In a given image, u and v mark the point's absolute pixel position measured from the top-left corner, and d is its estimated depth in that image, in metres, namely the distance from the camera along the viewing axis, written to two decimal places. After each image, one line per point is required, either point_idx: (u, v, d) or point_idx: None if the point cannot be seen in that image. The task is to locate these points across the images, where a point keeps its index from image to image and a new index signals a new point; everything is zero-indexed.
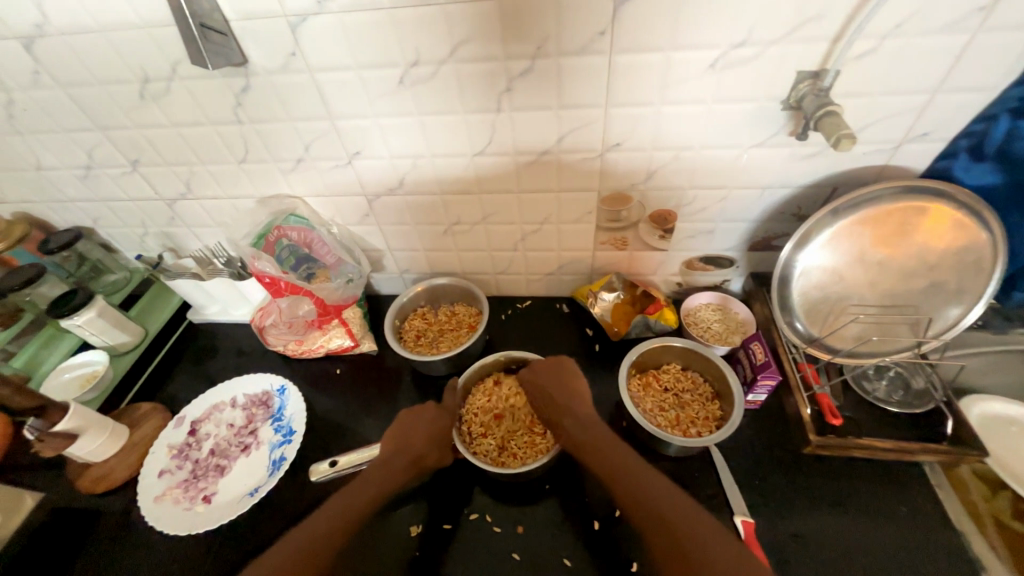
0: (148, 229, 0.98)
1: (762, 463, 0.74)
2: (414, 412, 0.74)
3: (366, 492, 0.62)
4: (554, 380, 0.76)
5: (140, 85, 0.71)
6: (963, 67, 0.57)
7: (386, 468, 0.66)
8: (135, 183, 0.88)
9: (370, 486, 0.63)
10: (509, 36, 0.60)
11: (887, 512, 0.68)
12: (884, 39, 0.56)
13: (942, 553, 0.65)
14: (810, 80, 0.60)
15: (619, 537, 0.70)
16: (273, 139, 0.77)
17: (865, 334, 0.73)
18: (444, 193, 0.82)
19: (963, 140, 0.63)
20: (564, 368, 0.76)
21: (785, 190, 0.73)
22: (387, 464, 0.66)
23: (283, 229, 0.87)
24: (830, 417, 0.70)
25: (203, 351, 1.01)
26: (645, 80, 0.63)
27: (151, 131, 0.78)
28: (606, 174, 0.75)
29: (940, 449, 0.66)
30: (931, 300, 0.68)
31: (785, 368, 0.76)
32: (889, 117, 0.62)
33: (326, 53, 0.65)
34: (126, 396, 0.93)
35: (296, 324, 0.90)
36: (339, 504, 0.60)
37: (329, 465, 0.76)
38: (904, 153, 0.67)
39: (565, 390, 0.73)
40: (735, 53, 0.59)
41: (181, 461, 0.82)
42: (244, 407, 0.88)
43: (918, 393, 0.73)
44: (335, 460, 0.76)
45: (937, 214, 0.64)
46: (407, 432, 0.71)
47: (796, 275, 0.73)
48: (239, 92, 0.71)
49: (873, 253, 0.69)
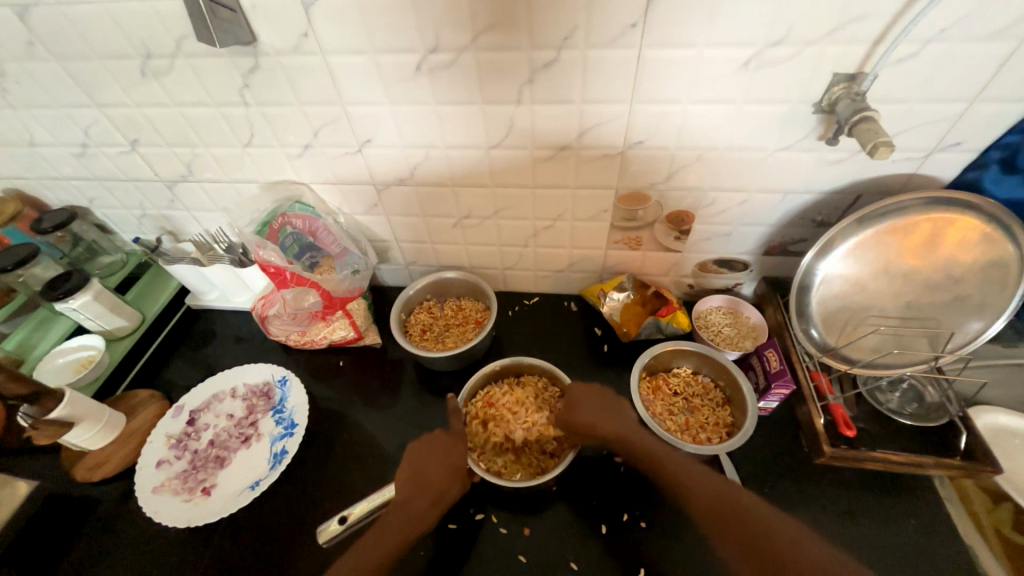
0: (147, 211, 0.94)
1: (771, 470, 0.73)
2: (429, 441, 0.69)
3: (381, 539, 0.58)
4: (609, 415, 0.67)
5: (141, 61, 0.68)
6: (1005, 76, 0.55)
7: (408, 510, 0.62)
8: (134, 163, 0.84)
9: (387, 533, 0.59)
10: (535, 23, 0.57)
11: (895, 524, 0.68)
12: (927, 43, 0.53)
13: (948, 564, 0.65)
14: (845, 83, 0.58)
15: (628, 542, 0.69)
16: (280, 123, 0.74)
17: (884, 347, 0.72)
18: (455, 184, 0.79)
19: (996, 152, 0.61)
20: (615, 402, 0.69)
21: (808, 195, 0.72)
22: (402, 504, 0.62)
23: (287, 216, 0.84)
24: (844, 427, 0.69)
25: (202, 338, 0.99)
26: (674, 76, 0.60)
27: (152, 110, 0.75)
28: (625, 172, 0.73)
29: (954, 464, 0.66)
30: (953, 314, 0.67)
31: (799, 378, 0.75)
32: (924, 125, 0.61)
33: (340, 35, 0.61)
34: (123, 383, 0.91)
35: (300, 314, 0.88)
36: (357, 555, 0.56)
37: (339, 523, 0.63)
38: (934, 162, 0.65)
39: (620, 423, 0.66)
40: (770, 53, 0.56)
41: (179, 451, 0.80)
42: (245, 398, 0.86)
43: (932, 406, 0.72)
44: (344, 516, 0.64)
45: (964, 226, 0.63)
46: (421, 469, 0.66)
47: (817, 283, 0.72)
48: (246, 72, 0.67)
49: (898, 264, 0.68)
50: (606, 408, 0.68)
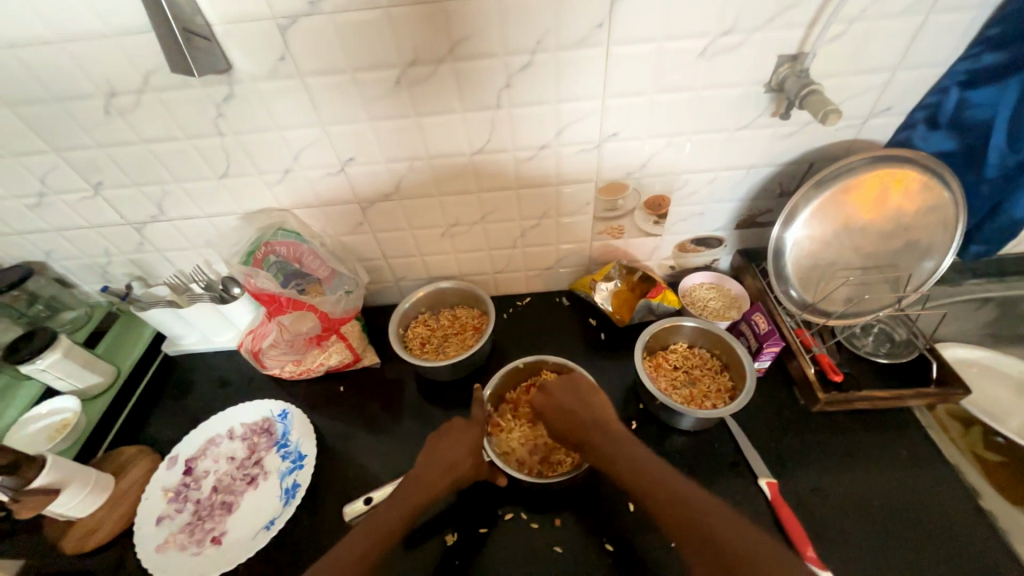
0: (113, 257, 0.89)
1: (775, 426, 0.78)
2: (458, 424, 0.70)
3: (395, 508, 0.60)
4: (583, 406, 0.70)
5: (105, 100, 0.66)
6: (919, 46, 0.63)
7: (423, 478, 0.63)
8: (97, 208, 0.80)
9: (401, 504, 0.60)
10: (509, 29, 0.61)
11: (888, 457, 0.74)
12: (853, 22, 0.61)
13: (943, 485, 0.71)
14: (789, 64, 0.65)
15: (654, 516, 0.72)
16: (259, 150, 0.73)
17: (855, 295, 0.79)
18: (441, 193, 0.81)
19: (921, 112, 0.70)
20: (597, 395, 0.72)
21: (769, 168, 0.78)
22: (421, 477, 0.64)
23: (271, 245, 0.82)
24: (832, 374, 0.75)
25: (186, 384, 0.94)
26: (640, 70, 0.65)
27: (116, 149, 0.72)
28: (603, 165, 0.78)
29: (929, 391, 0.72)
30: (908, 257, 0.76)
31: (785, 335, 0.80)
32: (860, 94, 0.68)
33: (316, 56, 0.63)
34: (104, 443, 0.85)
35: (297, 342, 0.84)
36: (369, 522, 0.58)
37: (364, 503, 0.71)
38: (872, 126, 0.73)
39: (599, 419, 0.68)
40: (723, 41, 0.63)
41: (179, 503, 0.76)
42: (244, 437, 0.83)
43: (902, 343, 0.80)
44: (369, 497, 0.71)
45: (906, 180, 0.71)
46: (443, 442, 0.67)
47: (789, 247, 0.77)
48: (221, 101, 0.67)
49: (855, 219, 0.75)
50: (580, 400, 0.71)
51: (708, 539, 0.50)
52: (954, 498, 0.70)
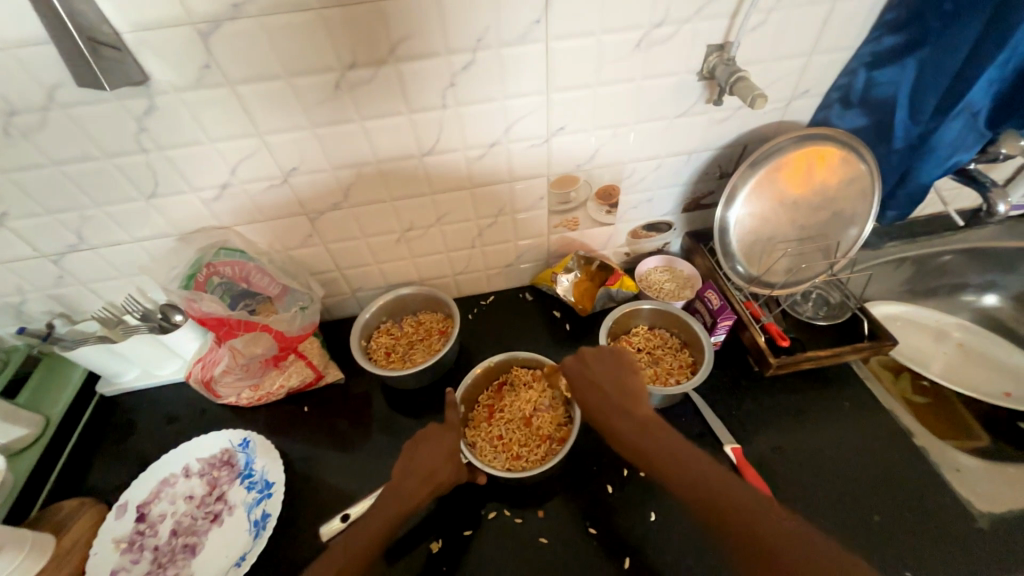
0: (28, 294, 0.80)
1: (734, 394, 0.83)
2: (434, 429, 0.69)
3: (374, 523, 0.58)
4: (617, 381, 0.66)
5: (2, 119, 0.59)
6: (830, 31, 0.69)
7: (400, 489, 0.62)
8: (4, 240, 0.72)
9: (380, 519, 0.59)
10: (448, 28, 0.60)
11: (834, 410, 0.81)
12: (771, 12, 0.66)
13: (882, 427, 0.79)
14: (718, 52, 0.69)
15: (631, 494, 0.74)
16: (189, 165, 0.68)
17: (793, 266, 0.85)
18: (392, 198, 0.79)
19: (835, 92, 0.77)
20: (634, 373, 0.67)
21: (708, 152, 0.83)
22: (398, 488, 0.62)
23: (214, 266, 0.78)
24: (780, 340, 0.81)
25: (130, 425, 0.86)
26: (581, 64, 0.67)
27: (19, 173, 0.65)
28: (553, 159, 0.79)
29: (864, 346, 0.79)
30: (835, 227, 0.83)
31: (737, 308, 0.85)
32: (782, 79, 0.74)
33: (245, 63, 0.59)
34: (37, 500, 0.76)
35: (252, 366, 0.81)
36: (344, 542, 0.56)
37: (341, 521, 0.69)
38: (795, 108, 0.79)
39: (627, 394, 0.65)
40: (656, 33, 0.65)
41: (135, 553, 0.70)
42: (203, 473, 0.77)
43: (837, 306, 0.87)
44: (346, 514, 0.69)
45: (829, 155, 0.77)
46: (420, 449, 0.66)
47: (733, 225, 0.81)
48: (141, 114, 0.62)
49: (788, 195, 0.80)
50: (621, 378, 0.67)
51: (746, 529, 0.48)
52: (893, 440, 0.78)
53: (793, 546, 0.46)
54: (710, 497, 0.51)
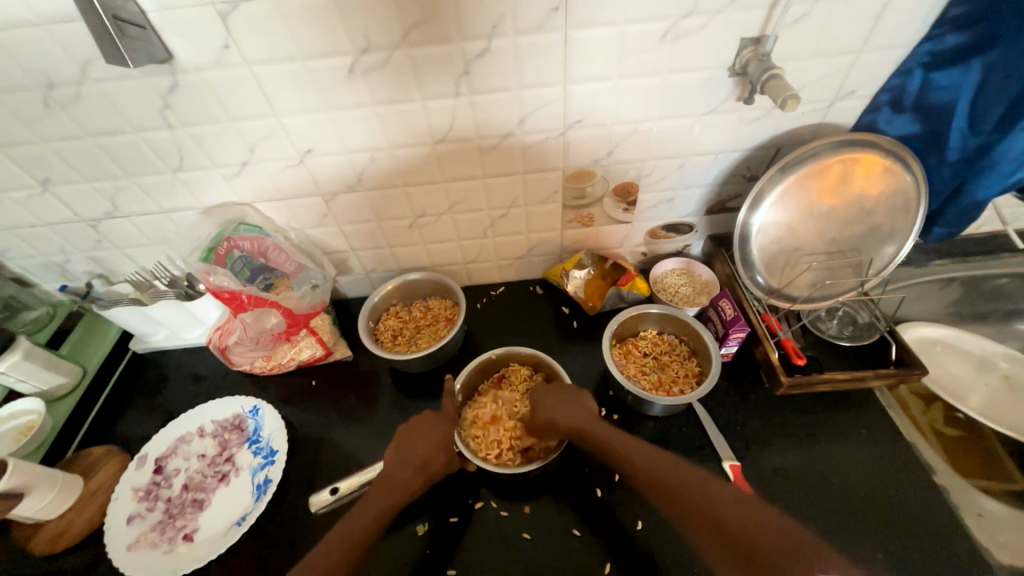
0: (70, 255, 0.87)
1: (741, 410, 0.79)
2: (425, 420, 0.70)
3: (370, 511, 0.59)
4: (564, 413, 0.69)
5: (42, 92, 0.63)
6: (883, 26, 0.62)
7: (394, 480, 0.63)
8: (48, 204, 0.77)
9: (374, 510, 0.59)
10: (462, 13, 0.59)
11: (848, 437, 0.76)
12: (816, 3, 0.60)
13: (900, 460, 0.74)
14: (752, 47, 0.63)
15: (620, 501, 0.73)
16: (211, 142, 0.71)
17: (818, 280, 0.80)
18: (405, 184, 0.79)
19: (885, 94, 0.70)
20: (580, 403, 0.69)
21: (737, 153, 0.78)
22: (391, 478, 0.63)
23: (233, 240, 0.81)
24: (795, 358, 0.77)
25: (155, 382, 0.93)
26: (601, 55, 0.64)
27: (59, 142, 0.69)
28: (568, 152, 0.76)
29: (889, 372, 0.74)
30: (870, 242, 0.77)
31: (752, 320, 0.81)
32: (825, 77, 0.68)
33: (262, 44, 0.60)
34: (73, 443, 0.84)
35: (263, 338, 0.84)
36: (339, 531, 0.57)
37: (330, 493, 0.72)
38: (837, 110, 0.72)
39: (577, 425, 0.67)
40: (684, 24, 0.61)
41: (150, 502, 0.76)
42: (215, 434, 0.82)
43: (864, 326, 0.81)
44: (335, 488, 0.72)
45: (869, 163, 0.70)
46: (412, 441, 0.67)
47: (755, 233, 0.77)
48: (166, 91, 0.64)
49: (819, 204, 0.75)
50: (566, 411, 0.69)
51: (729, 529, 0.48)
52: (910, 474, 0.72)
53: (775, 537, 0.46)
54: (693, 501, 0.52)
